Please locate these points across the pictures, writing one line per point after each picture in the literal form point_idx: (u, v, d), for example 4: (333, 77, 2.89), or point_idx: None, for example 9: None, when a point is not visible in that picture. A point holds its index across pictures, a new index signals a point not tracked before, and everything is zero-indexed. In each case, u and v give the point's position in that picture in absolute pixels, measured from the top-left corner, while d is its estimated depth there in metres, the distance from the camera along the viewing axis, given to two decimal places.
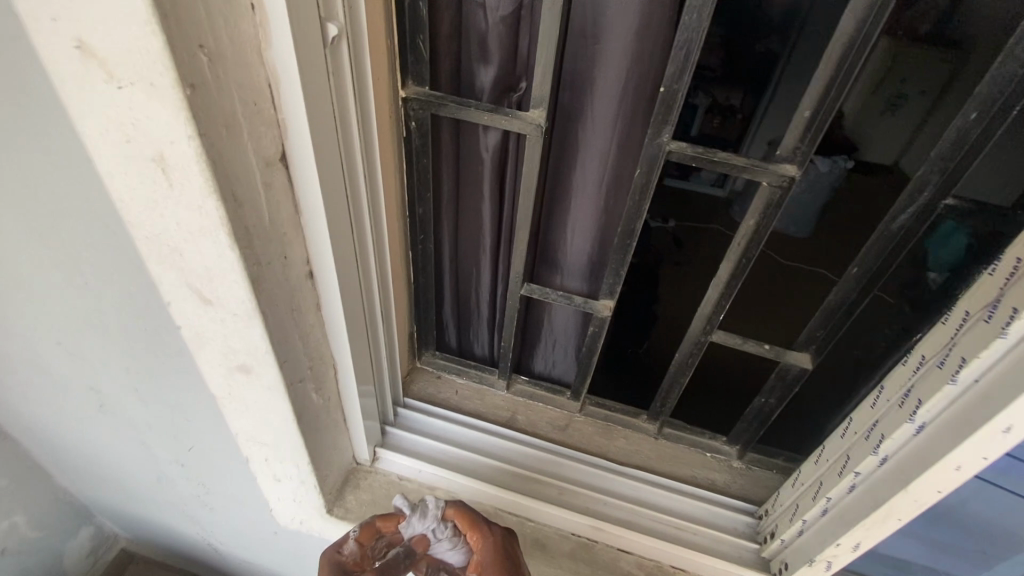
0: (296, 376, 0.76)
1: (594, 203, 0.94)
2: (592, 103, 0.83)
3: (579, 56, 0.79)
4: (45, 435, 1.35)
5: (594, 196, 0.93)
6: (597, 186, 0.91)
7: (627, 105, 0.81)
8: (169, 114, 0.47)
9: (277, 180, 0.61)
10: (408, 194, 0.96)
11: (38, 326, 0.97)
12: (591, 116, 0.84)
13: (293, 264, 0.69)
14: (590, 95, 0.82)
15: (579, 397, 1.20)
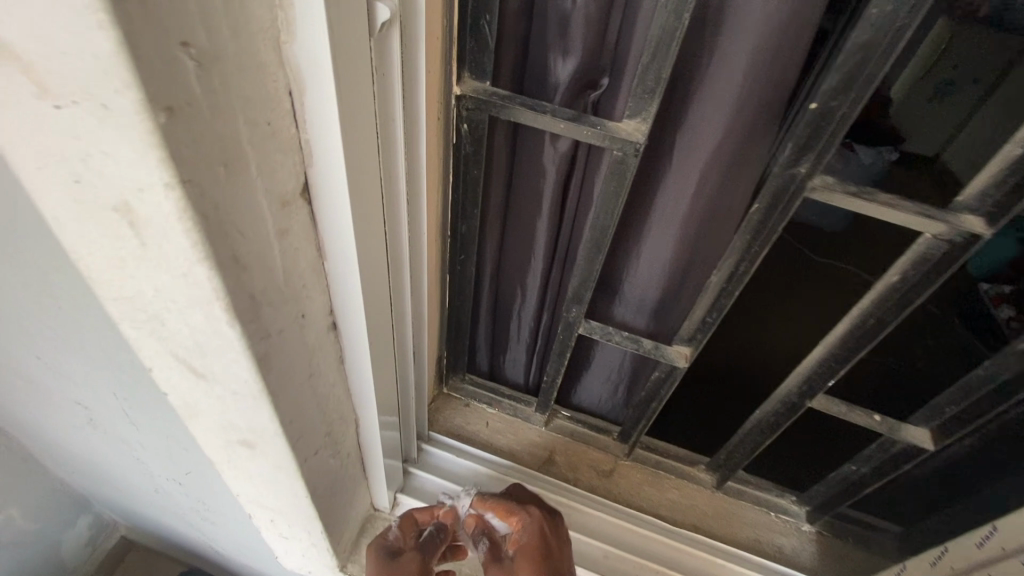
0: (311, 449, 0.60)
1: (682, 237, 0.75)
2: (700, 115, 0.63)
3: (694, 51, 0.59)
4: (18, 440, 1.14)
5: (683, 229, 0.73)
6: (689, 218, 0.72)
7: (750, 116, 0.61)
8: (134, 152, 0.29)
9: (296, 222, 0.44)
10: (450, 209, 0.78)
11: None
12: (695, 132, 0.64)
13: (313, 322, 0.52)
14: (697, 104, 0.62)
15: (629, 442, 1.04)
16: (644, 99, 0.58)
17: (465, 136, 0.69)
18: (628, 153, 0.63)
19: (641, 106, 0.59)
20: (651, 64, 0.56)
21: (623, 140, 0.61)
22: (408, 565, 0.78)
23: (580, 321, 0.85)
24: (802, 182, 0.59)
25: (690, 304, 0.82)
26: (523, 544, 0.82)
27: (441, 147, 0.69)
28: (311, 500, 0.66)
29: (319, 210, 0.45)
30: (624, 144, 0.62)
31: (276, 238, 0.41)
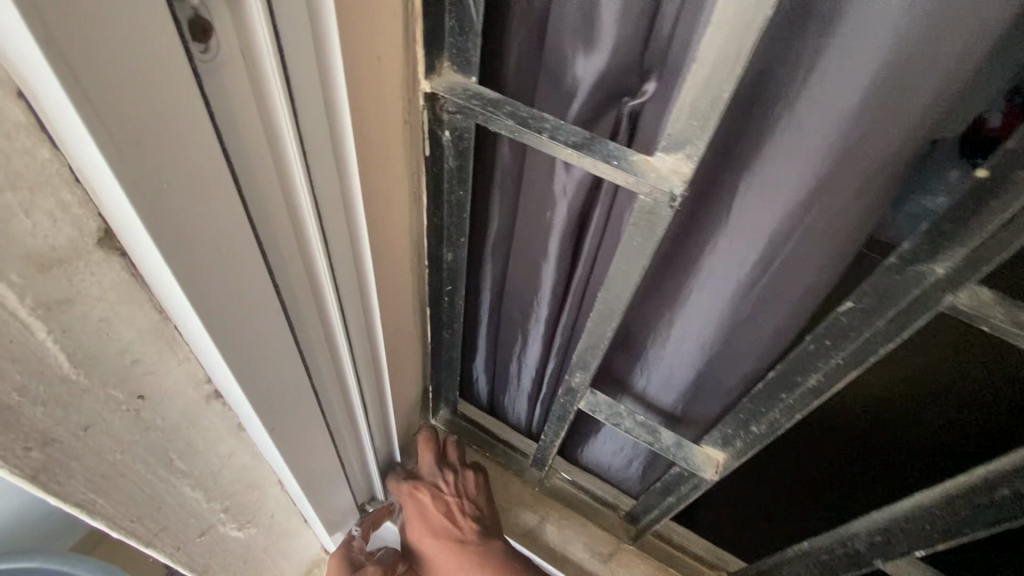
0: (192, 533, 0.48)
1: (733, 318, 0.53)
2: (778, 157, 0.41)
3: (780, 57, 0.37)
4: None
5: (737, 307, 0.52)
6: (746, 296, 0.51)
7: (853, 161, 0.39)
8: None
9: (96, 284, 0.29)
10: (431, 233, 0.60)
11: None
12: (769, 180, 0.43)
13: (167, 401, 0.38)
14: (774, 140, 0.41)
15: (639, 528, 0.86)
16: (694, 127, 0.37)
17: (447, 146, 0.50)
18: (662, 203, 0.42)
19: (687, 136, 0.38)
20: (711, 75, 0.35)
21: (653, 186, 0.40)
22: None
23: (583, 393, 0.65)
24: (933, 283, 0.37)
25: (737, 396, 0.61)
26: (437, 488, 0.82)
27: (414, 156, 0.50)
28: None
29: (140, 266, 0.30)
30: (655, 192, 0.41)
31: (40, 315, 0.27)
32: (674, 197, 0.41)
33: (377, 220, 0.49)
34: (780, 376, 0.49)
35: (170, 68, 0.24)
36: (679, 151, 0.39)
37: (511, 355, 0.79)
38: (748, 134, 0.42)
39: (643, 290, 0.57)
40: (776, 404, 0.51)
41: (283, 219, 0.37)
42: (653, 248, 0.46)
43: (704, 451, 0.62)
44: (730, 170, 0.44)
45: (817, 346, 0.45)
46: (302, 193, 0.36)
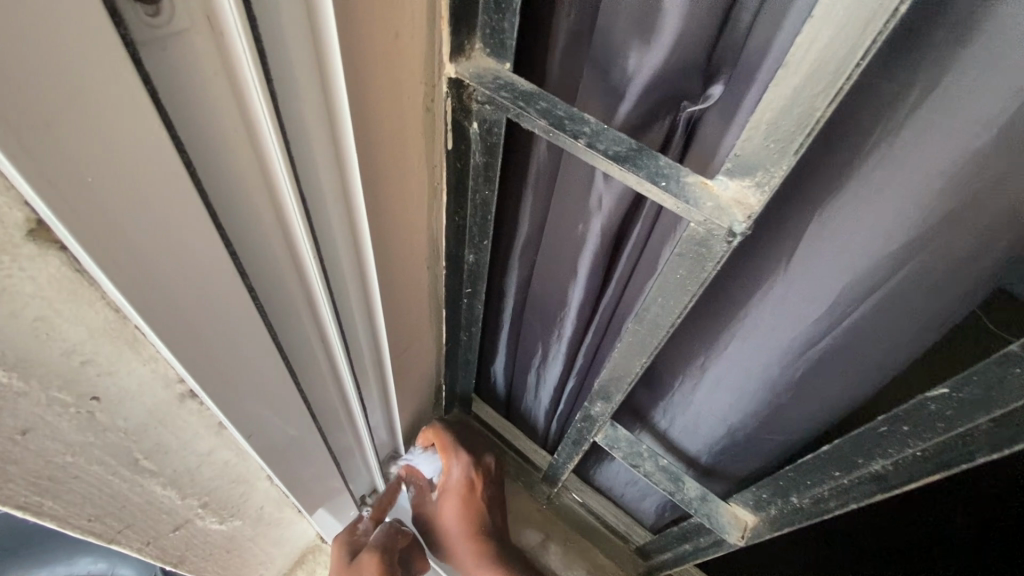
0: (164, 528, 0.45)
1: (780, 378, 0.45)
2: (866, 199, 0.33)
3: (894, 71, 0.28)
4: None
5: (785, 367, 0.44)
6: (801, 355, 0.43)
7: (970, 209, 0.31)
8: None
9: (28, 281, 0.25)
10: (451, 231, 0.55)
11: None
12: (849, 226, 0.34)
13: (127, 404, 0.34)
14: (861, 178, 0.32)
15: (649, 564, 0.80)
16: (770, 150, 0.29)
17: (475, 140, 0.44)
18: (716, 237, 0.34)
19: (759, 158, 0.30)
20: (804, 85, 0.27)
21: (707, 217, 0.32)
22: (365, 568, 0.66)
23: (602, 425, 0.59)
24: None
25: (773, 456, 0.54)
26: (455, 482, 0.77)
27: (435, 149, 0.44)
28: (179, 568, 0.52)
29: (82, 263, 0.26)
30: (708, 224, 0.33)
31: None
32: (732, 233, 0.32)
33: (385, 218, 0.43)
34: (834, 455, 0.41)
35: (96, 33, 0.19)
36: (747, 176, 0.31)
37: (530, 367, 0.73)
38: (835, 168, 0.33)
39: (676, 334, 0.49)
40: (823, 482, 0.43)
41: (264, 214, 0.32)
42: (700, 286, 0.39)
43: (731, 511, 0.55)
44: (794, 208, 0.36)
45: (889, 429, 0.37)
46: (287, 188, 0.31)
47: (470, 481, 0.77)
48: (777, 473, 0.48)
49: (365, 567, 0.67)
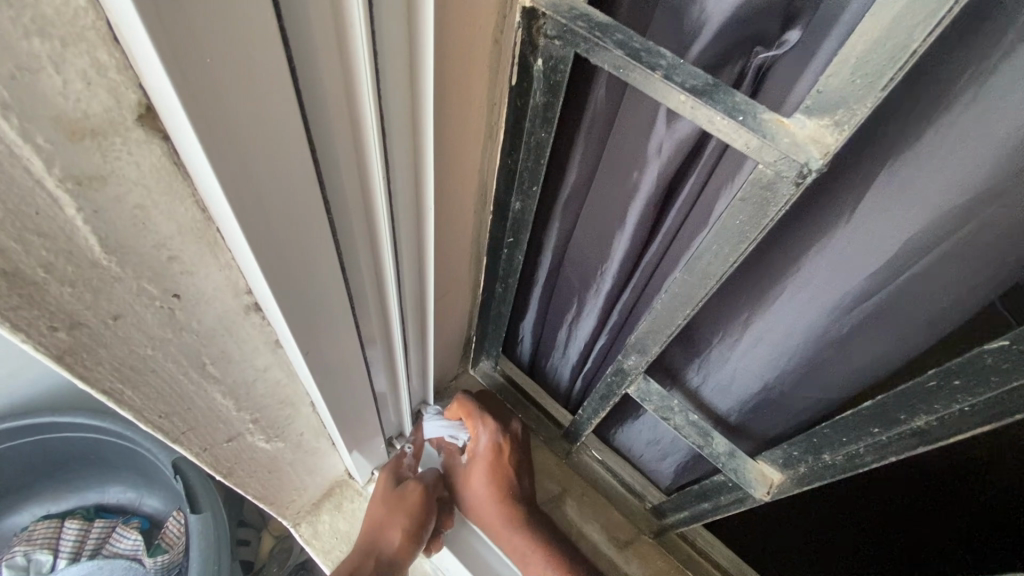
0: (218, 437, 0.48)
1: (827, 333, 0.45)
2: (946, 146, 0.33)
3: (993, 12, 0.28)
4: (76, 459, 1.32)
5: (833, 322, 0.44)
6: (851, 311, 0.43)
7: None
8: None
9: (133, 166, 0.26)
10: (501, 176, 0.55)
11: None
12: (923, 174, 0.34)
13: (203, 305, 0.36)
14: (943, 123, 0.32)
15: (664, 523, 0.81)
16: (857, 85, 0.29)
17: (537, 78, 0.44)
18: (787, 177, 0.34)
19: (844, 95, 0.30)
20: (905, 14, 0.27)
21: (782, 154, 0.33)
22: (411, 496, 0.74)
23: (635, 377, 0.59)
24: None
25: (806, 417, 0.54)
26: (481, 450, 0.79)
27: (497, 86, 0.45)
28: (227, 480, 0.55)
29: (181, 153, 0.27)
30: (782, 160, 0.33)
31: (69, 189, 0.25)
32: (806, 171, 0.33)
33: (445, 151, 0.44)
34: (874, 410, 0.42)
35: None
36: (828, 114, 0.31)
37: (562, 322, 0.74)
38: (915, 112, 0.32)
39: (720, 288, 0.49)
40: (860, 438, 0.44)
41: (342, 128, 0.33)
42: (760, 232, 0.39)
43: (758, 468, 0.56)
44: (863, 156, 0.36)
45: (939, 384, 0.37)
46: (367, 100, 0.32)
47: (498, 446, 0.79)
48: (810, 431, 0.48)
49: (410, 493, 0.74)
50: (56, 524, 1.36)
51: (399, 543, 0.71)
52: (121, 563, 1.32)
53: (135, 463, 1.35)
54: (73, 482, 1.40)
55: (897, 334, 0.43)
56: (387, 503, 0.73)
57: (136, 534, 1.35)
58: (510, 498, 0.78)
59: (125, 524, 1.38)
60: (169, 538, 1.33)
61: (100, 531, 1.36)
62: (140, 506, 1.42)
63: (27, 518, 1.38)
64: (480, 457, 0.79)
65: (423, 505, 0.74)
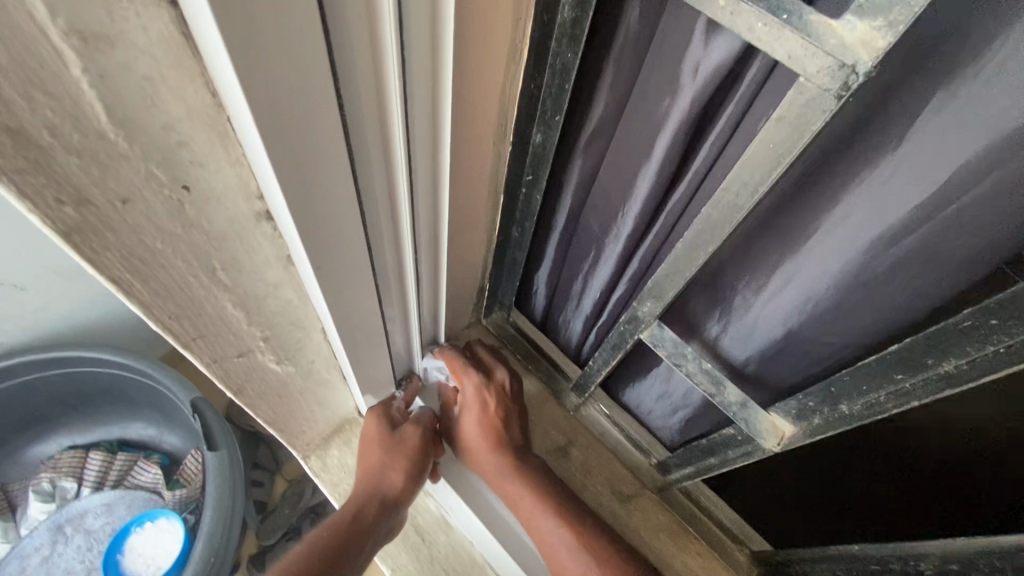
0: (230, 351, 0.48)
1: (859, 273, 0.43)
2: (1015, 63, 0.29)
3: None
4: (104, 391, 1.38)
5: (870, 261, 0.42)
6: (889, 248, 0.41)
7: None
8: None
9: (140, 30, 0.25)
10: (523, 105, 0.52)
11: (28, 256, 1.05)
12: (981, 95, 0.31)
13: (214, 202, 0.35)
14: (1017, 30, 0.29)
15: (668, 478, 0.81)
16: None
17: None
18: (832, 90, 0.32)
19: None
20: None
21: (827, 60, 0.31)
22: (400, 442, 0.75)
23: (649, 324, 0.58)
24: None
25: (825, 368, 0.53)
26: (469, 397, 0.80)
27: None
28: (238, 399, 0.56)
29: (189, 23, 0.25)
30: (827, 70, 0.31)
31: (73, 45, 0.24)
32: (853, 79, 0.31)
33: (466, 67, 0.42)
34: (899, 353, 0.40)
35: None
36: (878, 17, 0.28)
37: (578, 271, 0.72)
38: (988, 21, 0.29)
39: (748, 226, 0.47)
40: (881, 387, 0.42)
41: (356, 19, 0.30)
42: (792, 157, 0.37)
43: (770, 420, 0.55)
44: (919, 75, 0.33)
45: (974, 325, 0.35)
46: None
47: (484, 396, 0.79)
48: (828, 381, 0.47)
49: (400, 436, 0.75)
50: (81, 453, 1.42)
51: (400, 484, 0.73)
52: (143, 493, 1.39)
53: (154, 401, 1.40)
54: (98, 415, 1.45)
55: (931, 277, 0.41)
56: (385, 449, 0.74)
57: (156, 469, 1.40)
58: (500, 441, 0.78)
59: (145, 458, 1.43)
60: (186, 474, 1.38)
61: (123, 463, 1.42)
62: (159, 442, 1.47)
63: (53, 448, 1.44)
64: (467, 407, 0.80)
65: (416, 447, 0.76)
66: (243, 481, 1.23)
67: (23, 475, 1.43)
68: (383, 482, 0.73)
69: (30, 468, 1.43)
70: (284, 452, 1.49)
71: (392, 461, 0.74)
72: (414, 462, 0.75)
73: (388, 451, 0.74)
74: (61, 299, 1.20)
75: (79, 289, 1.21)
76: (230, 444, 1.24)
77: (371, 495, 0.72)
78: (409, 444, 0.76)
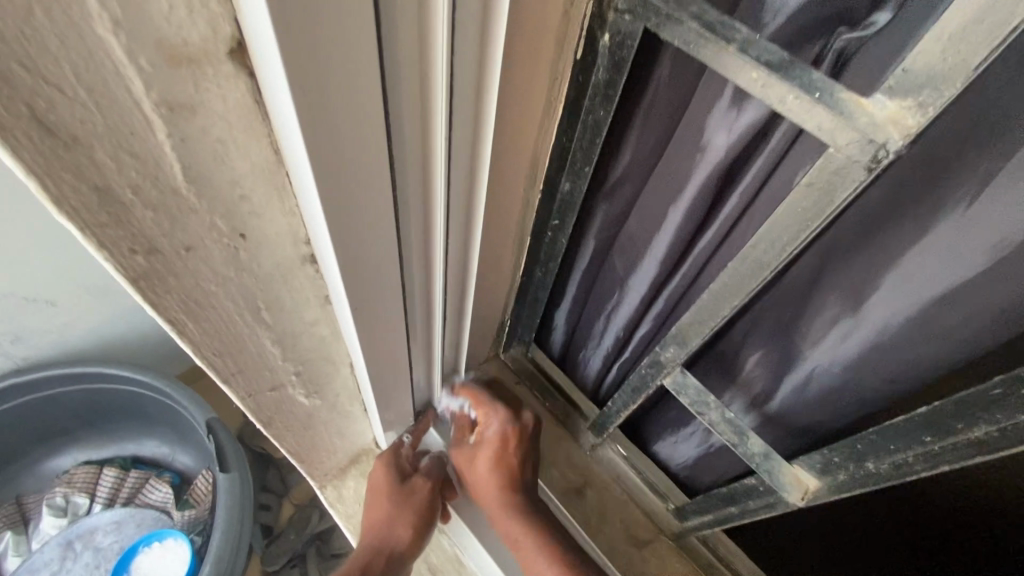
0: (264, 385, 0.50)
1: (915, 329, 0.44)
2: None
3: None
4: (125, 408, 1.41)
5: (934, 320, 0.42)
6: (952, 307, 0.41)
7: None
8: None
9: (220, 100, 0.27)
10: (554, 155, 0.54)
11: (59, 272, 1.11)
12: None
13: (266, 249, 0.37)
14: None
15: (686, 524, 0.79)
16: (948, 65, 0.28)
17: (602, 53, 0.44)
18: (859, 162, 0.33)
19: (931, 77, 0.29)
20: None
21: (858, 135, 0.32)
22: (409, 496, 0.74)
23: (672, 370, 0.59)
24: None
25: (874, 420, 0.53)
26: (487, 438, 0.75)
27: (562, 60, 0.45)
28: (266, 429, 0.57)
29: (263, 92, 0.28)
30: (856, 143, 0.33)
31: (163, 114, 0.26)
32: (882, 154, 0.32)
33: (504, 120, 0.44)
34: (929, 416, 0.40)
35: None
36: (908, 98, 0.30)
37: (602, 310, 0.73)
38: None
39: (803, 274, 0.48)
40: (909, 447, 0.42)
41: (412, 87, 0.32)
42: (821, 220, 0.38)
43: (793, 472, 0.54)
44: (976, 141, 0.34)
45: (1003, 392, 0.35)
46: (438, 54, 0.31)
47: (506, 436, 0.75)
48: (854, 437, 0.47)
49: (412, 489, 0.74)
50: (95, 470, 1.43)
51: (407, 540, 0.74)
52: (152, 513, 1.39)
53: (171, 421, 1.41)
54: (115, 431, 1.48)
55: (985, 332, 0.41)
56: (391, 501, 0.73)
57: (167, 488, 1.41)
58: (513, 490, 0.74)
59: (158, 477, 1.44)
60: (196, 495, 1.38)
61: (135, 480, 1.43)
62: (172, 461, 1.48)
63: (68, 462, 1.46)
64: (486, 444, 0.75)
65: (426, 501, 0.75)
66: (250, 507, 1.22)
67: (38, 489, 1.44)
68: (390, 537, 0.73)
69: (45, 481, 1.45)
70: (294, 476, 1.49)
71: (399, 516, 0.73)
72: (421, 516, 0.75)
73: (397, 506, 0.73)
74: (87, 318, 1.24)
75: (110, 306, 1.25)
76: (241, 467, 1.24)
77: (376, 551, 0.72)
78: (419, 498, 0.75)
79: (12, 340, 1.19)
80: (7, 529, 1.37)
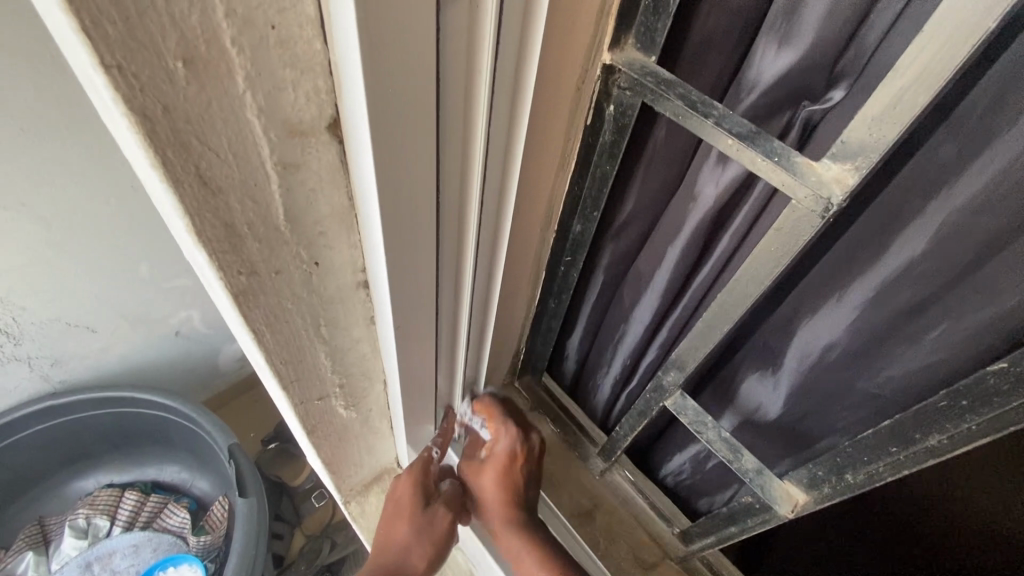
0: (312, 395, 0.57)
1: (882, 335, 0.51)
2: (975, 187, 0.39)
3: (1011, 96, 0.35)
4: (152, 432, 1.47)
5: (899, 328, 0.49)
6: (917, 323, 0.48)
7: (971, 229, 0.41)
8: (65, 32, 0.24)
9: (317, 160, 0.36)
10: (568, 201, 0.63)
11: (106, 300, 1.21)
12: (966, 210, 0.40)
13: (332, 274, 0.45)
14: (980, 162, 0.38)
15: (691, 546, 0.83)
16: (874, 138, 0.37)
17: (608, 119, 0.53)
18: (817, 211, 0.41)
19: (864, 146, 0.37)
20: (908, 86, 0.34)
21: (811, 190, 0.40)
22: (430, 520, 0.76)
23: (672, 393, 0.65)
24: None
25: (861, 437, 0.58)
26: (496, 453, 0.80)
27: (574, 124, 0.54)
28: (308, 438, 0.64)
29: (349, 154, 0.37)
30: (811, 197, 0.41)
31: (278, 170, 0.35)
32: (830, 206, 0.40)
33: (526, 173, 0.54)
34: (893, 427, 0.46)
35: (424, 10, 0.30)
36: (849, 161, 0.38)
37: (611, 337, 0.80)
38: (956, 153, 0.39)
39: (790, 300, 0.55)
40: (880, 458, 0.48)
41: (458, 149, 0.41)
42: (791, 257, 0.45)
43: (784, 488, 0.59)
44: (916, 192, 0.42)
45: (949, 404, 0.42)
46: (480, 126, 0.40)
47: (515, 451, 0.80)
48: (834, 451, 0.53)
49: (433, 515, 0.77)
50: (118, 492, 1.49)
51: (421, 566, 0.75)
52: (169, 537, 1.42)
53: (194, 445, 1.47)
54: (140, 456, 1.54)
55: (944, 350, 0.48)
56: (412, 526, 0.75)
57: (185, 513, 1.46)
58: (517, 505, 0.78)
59: (177, 502, 1.49)
60: (212, 521, 1.42)
61: (155, 504, 1.48)
62: (192, 487, 1.54)
63: (92, 485, 1.52)
64: (495, 458, 0.79)
65: (445, 530, 0.77)
66: (266, 531, 1.26)
67: (61, 511, 1.49)
68: (408, 554, 0.75)
69: (68, 503, 1.50)
70: (306, 506, 1.53)
71: (416, 542, 0.75)
72: (439, 544, 0.77)
73: (416, 532, 0.76)
74: (122, 343, 1.33)
75: (145, 332, 1.34)
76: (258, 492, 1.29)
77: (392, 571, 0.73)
78: (438, 526, 0.77)
79: (53, 363, 1.27)
80: (28, 549, 1.39)
